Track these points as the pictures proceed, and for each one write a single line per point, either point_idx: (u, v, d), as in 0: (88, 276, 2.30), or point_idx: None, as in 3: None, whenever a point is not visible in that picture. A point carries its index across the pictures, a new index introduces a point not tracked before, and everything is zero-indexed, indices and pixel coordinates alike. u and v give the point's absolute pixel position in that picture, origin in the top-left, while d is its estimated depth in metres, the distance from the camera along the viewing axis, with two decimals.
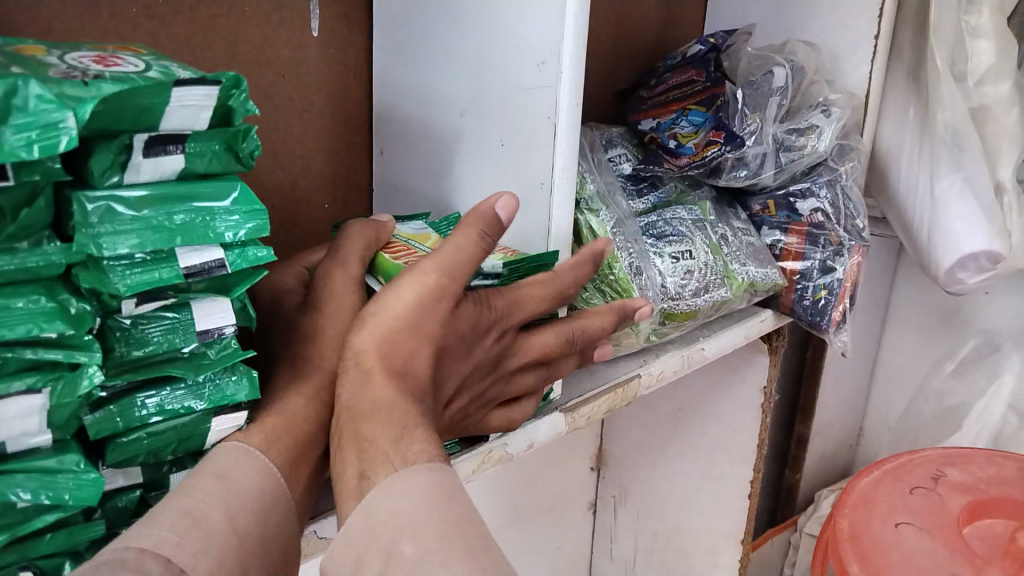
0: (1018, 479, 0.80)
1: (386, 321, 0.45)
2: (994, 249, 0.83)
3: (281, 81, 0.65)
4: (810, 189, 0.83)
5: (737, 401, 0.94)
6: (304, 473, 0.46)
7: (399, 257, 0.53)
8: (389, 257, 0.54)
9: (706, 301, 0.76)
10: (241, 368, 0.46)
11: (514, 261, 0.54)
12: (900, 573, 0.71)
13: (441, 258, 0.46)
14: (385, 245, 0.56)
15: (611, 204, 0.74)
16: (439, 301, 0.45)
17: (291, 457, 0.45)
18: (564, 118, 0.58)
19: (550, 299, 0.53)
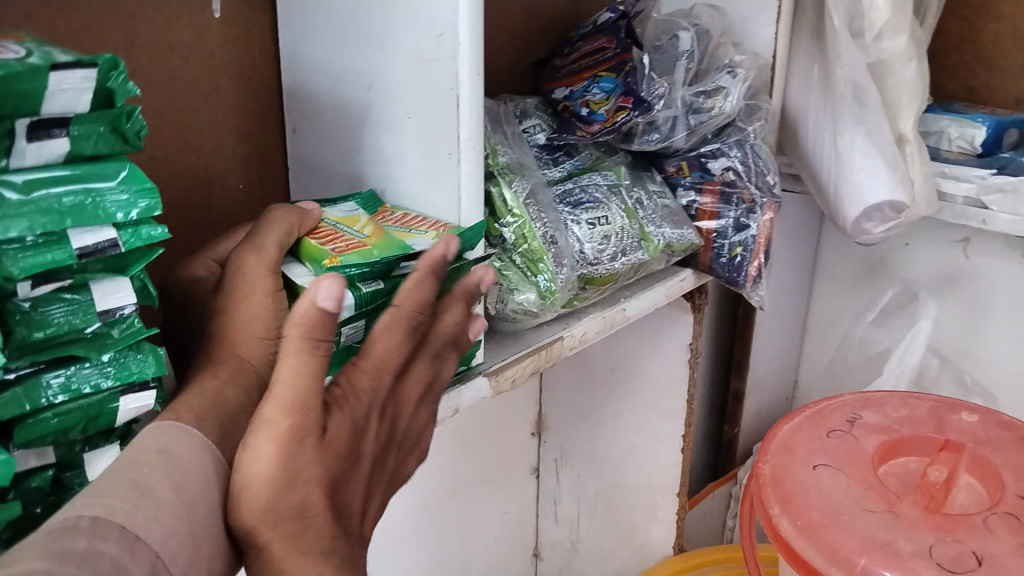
0: (929, 417, 0.84)
1: (260, 494, 0.44)
2: (897, 198, 0.86)
3: (184, 64, 0.66)
4: (720, 150, 0.86)
5: (665, 359, 0.97)
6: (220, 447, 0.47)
7: (325, 245, 0.56)
8: (315, 244, 0.56)
9: (624, 264, 0.78)
10: (146, 346, 0.47)
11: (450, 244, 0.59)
12: (818, 511, 0.74)
13: (281, 399, 0.44)
14: (311, 231, 0.58)
15: (524, 173, 0.72)
16: (302, 439, 0.45)
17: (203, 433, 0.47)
18: (465, 88, 0.59)
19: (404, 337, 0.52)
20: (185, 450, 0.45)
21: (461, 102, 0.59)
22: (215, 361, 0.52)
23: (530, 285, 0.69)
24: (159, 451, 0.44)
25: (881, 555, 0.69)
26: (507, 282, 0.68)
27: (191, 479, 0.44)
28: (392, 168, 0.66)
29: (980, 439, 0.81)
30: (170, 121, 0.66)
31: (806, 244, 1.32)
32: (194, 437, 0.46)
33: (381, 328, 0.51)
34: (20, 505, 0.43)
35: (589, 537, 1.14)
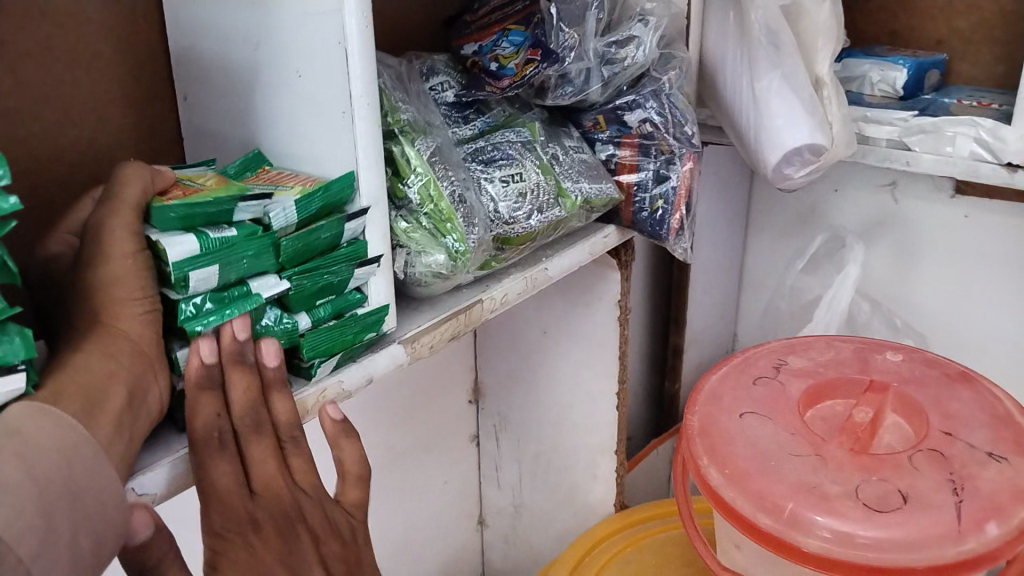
0: (854, 359, 0.84)
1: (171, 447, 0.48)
2: (816, 142, 0.85)
3: (59, 31, 0.62)
4: (636, 101, 0.84)
5: (595, 318, 0.96)
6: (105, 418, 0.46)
7: (167, 194, 0.54)
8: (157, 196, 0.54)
9: (541, 222, 0.76)
10: (11, 327, 0.44)
11: (312, 193, 0.57)
12: (745, 460, 0.74)
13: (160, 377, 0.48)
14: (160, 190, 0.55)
15: (429, 131, 0.69)
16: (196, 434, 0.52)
17: (83, 409, 0.45)
18: (354, 41, 0.56)
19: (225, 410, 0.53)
20: (49, 424, 0.43)
21: (353, 60, 0.57)
22: (94, 337, 0.49)
23: (439, 247, 0.66)
24: (10, 434, 0.41)
25: (809, 498, 0.70)
26: (415, 245, 0.66)
27: (48, 457, 0.42)
28: (288, 129, 0.63)
29: (904, 378, 0.81)
30: (47, 94, 0.62)
31: (737, 196, 1.32)
32: (56, 414, 0.44)
33: (196, 459, 0.52)
34: None
35: (532, 501, 1.13)
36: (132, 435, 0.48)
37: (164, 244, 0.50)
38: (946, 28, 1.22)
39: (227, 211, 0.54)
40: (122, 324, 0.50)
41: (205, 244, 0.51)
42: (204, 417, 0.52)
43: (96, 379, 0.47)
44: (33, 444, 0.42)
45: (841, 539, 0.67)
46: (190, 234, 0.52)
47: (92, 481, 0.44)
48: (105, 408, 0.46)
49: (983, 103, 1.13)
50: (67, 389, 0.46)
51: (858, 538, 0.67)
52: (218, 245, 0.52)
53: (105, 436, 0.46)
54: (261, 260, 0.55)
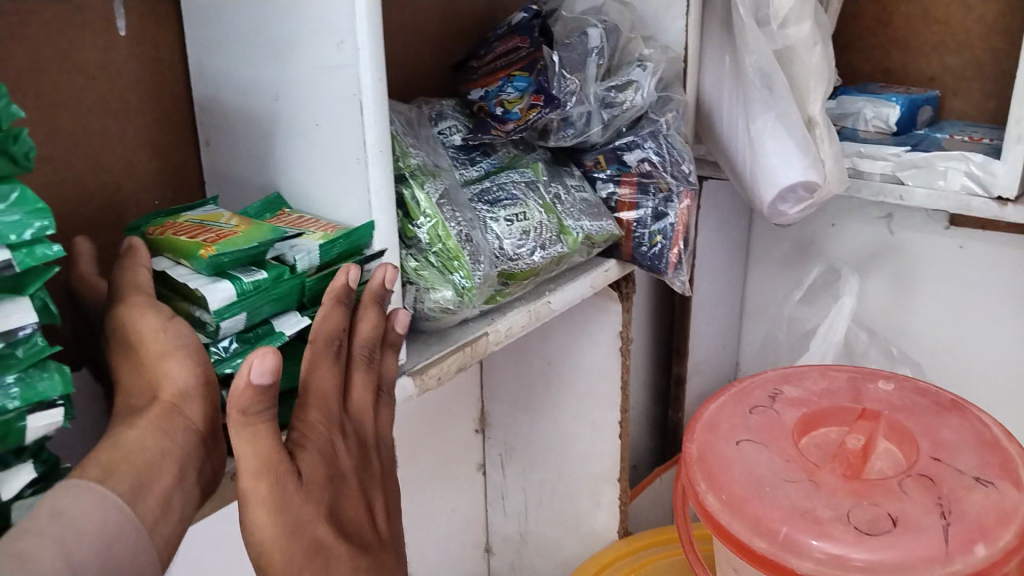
0: (847, 388, 0.87)
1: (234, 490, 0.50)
2: (810, 180, 0.89)
3: (92, 83, 0.66)
4: (635, 142, 0.88)
5: (598, 350, 0.99)
6: (153, 498, 0.47)
7: (197, 237, 0.58)
8: (187, 239, 0.58)
9: (544, 258, 0.79)
10: (51, 365, 0.47)
11: (333, 238, 0.61)
12: (741, 485, 0.77)
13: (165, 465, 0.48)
14: (182, 232, 0.60)
15: (437, 175, 0.73)
16: (324, 350, 0.58)
17: (133, 486, 0.46)
18: (368, 94, 0.60)
19: (335, 332, 0.59)
20: (91, 505, 0.43)
21: (366, 109, 0.61)
22: (151, 412, 0.51)
23: (447, 284, 0.70)
24: (52, 514, 0.42)
25: (802, 522, 0.73)
26: (423, 282, 0.70)
27: (90, 540, 0.42)
28: (305, 173, 0.67)
29: (896, 407, 0.84)
30: (80, 141, 0.66)
31: (737, 230, 1.35)
32: (101, 494, 0.44)
33: (314, 355, 0.57)
34: None
35: (537, 528, 1.16)
36: (181, 514, 0.49)
37: (204, 291, 0.54)
38: (938, 66, 1.26)
39: (257, 256, 0.58)
40: (178, 403, 0.52)
41: (240, 288, 0.56)
42: (327, 327, 0.58)
43: (149, 457, 0.48)
44: (75, 525, 0.42)
45: (835, 562, 0.70)
46: (224, 280, 0.56)
47: (132, 566, 0.44)
48: (152, 488, 0.47)
49: (975, 137, 1.17)
50: (119, 466, 0.46)
51: (853, 561, 0.70)
52: (251, 290, 0.56)
53: (152, 515, 0.46)
54: (284, 301, 0.59)
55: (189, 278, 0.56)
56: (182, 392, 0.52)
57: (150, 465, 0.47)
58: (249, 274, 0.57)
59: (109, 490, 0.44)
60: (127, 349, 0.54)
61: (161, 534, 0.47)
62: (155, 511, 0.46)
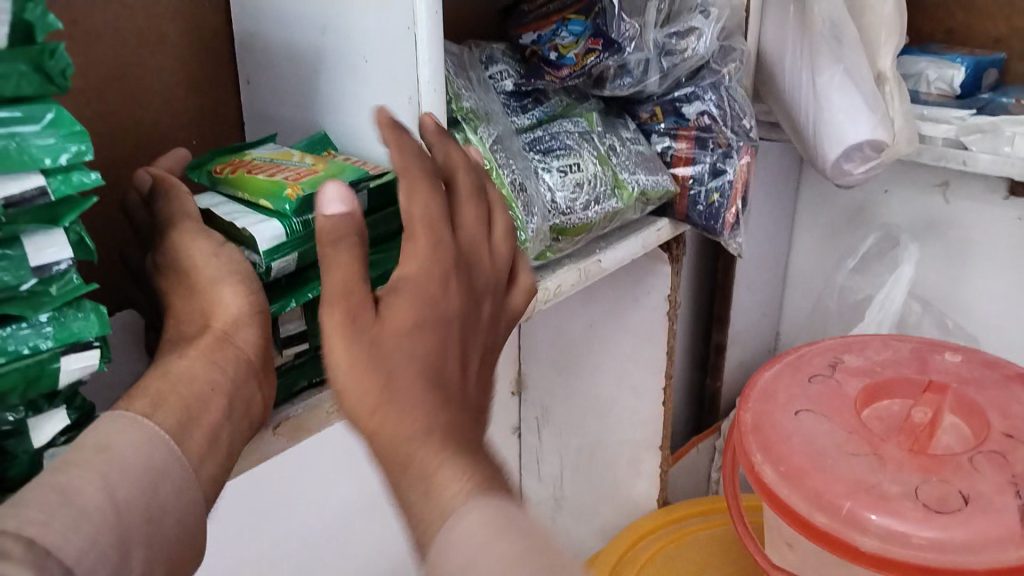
0: (911, 359, 0.83)
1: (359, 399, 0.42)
2: (876, 138, 0.84)
3: (128, 11, 0.62)
4: (694, 93, 0.83)
5: (644, 313, 0.95)
6: (202, 436, 0.45)
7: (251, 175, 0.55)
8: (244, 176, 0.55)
9: (597, 213, 0.74)
10: (87, 305, 0.44)
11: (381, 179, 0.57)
12: (800, 458, 0.73)
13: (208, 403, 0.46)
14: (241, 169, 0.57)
15: (491, 120, 0.69)
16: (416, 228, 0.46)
17: (180, 422, 0.44)
18: (422, 28, 0.56)
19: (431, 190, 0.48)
20: (132, 442, 0.41)
21: (421, 38, 0.56)
22: (203, 341, 0.48)
23: None
24: (99, 448, 0.40)
25: (865, 498, 0.68)
26: None
27: (134, 476, 0.40)
28: (353, 114, 0.63)
29: (964, 379, 0.79)
30: (115, 74, 0.62)
31: (784, 196, 1.30)
32: (146, 427, 0.42)
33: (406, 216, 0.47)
34: None
35: (573, 494, 1.13)
36: (230, 449, 0.47)
37: (252, 230, 0.51)
38: (1005, 26, 1.20)
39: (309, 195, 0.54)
40: (231, 331, 0.49)
41: (289, 229, 0.52)
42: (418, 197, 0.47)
43: (197, 392, 0.46)
44: (121, 461, 0.40)
45: (899, 541, 0.66)
46: (273, 218, 0.52)
47: (179, 506, 0.42)
48: (201, 426, 0.45)
49: None
50: (167, 399, 0.44)
51: (913, 538, 0.66)
52: (301, 229, 0.53)
53: (199, 452, 0.44)
54: None
55: (235, 215, 0.53)
56: (235, 322, 0.49)
57: (201, 401, 0.46)
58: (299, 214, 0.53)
59: (155, 428, 0.43)
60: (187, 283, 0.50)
61: (208, 470, 0.45)
62: (204, 446, 0.45)
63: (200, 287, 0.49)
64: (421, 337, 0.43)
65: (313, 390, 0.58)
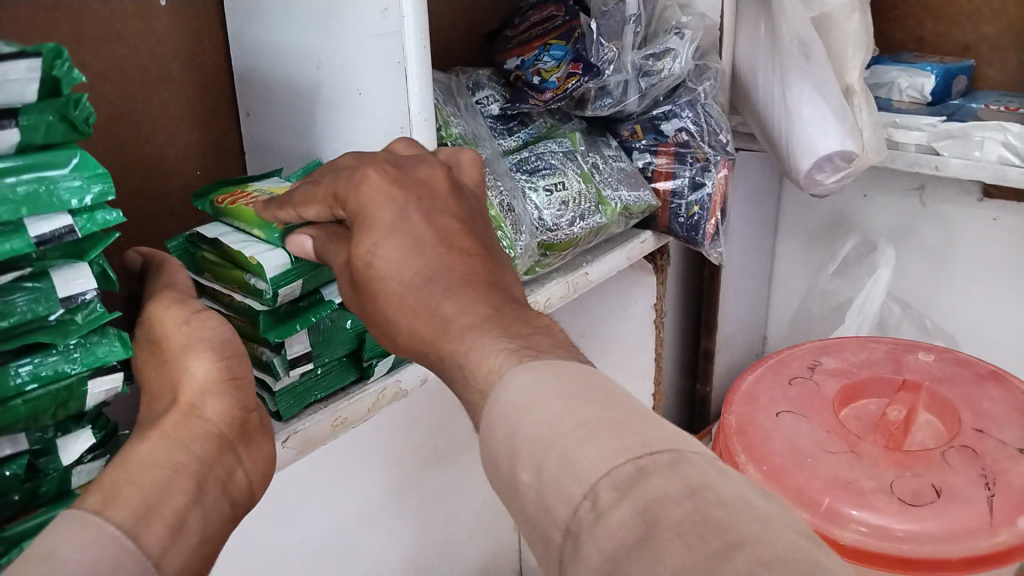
0: (886, 359, 0.87)
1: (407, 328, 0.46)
2: (846, 150, 0.88)
3: (134, 52, 0.66)
4: (672, 111, 0.87)
5: (632, 322, 0.99)
6: (166, 513, 0.42)
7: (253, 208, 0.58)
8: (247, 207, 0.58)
9: (582, 229, 0.78)
10: (111, 331, 0.47)
11: None
12: (783, 457, 0.76)
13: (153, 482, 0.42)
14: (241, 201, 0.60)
15: (479, 144, 0.73)
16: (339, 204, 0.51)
17: (137, 507, 0.41)
18: (412, 62, 0.60)
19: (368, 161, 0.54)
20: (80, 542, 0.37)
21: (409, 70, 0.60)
22: (167, 419, 0.46)
23: None
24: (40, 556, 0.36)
25: (845, 493, 0.72)
26: None
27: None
28: (348, 144, 0.66)
29: (936, 377, 0.84)
30: (122, 112, 0.66)
31: (767, 203, 1.34)
32: (95, 522, 0.38)
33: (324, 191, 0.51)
34: None
35: None
36: (201, 533, 0.44)
37: (261, 259, 0.54)
38: (973, 34, 1.24)
39: None
40: (197, 404, 0.47)
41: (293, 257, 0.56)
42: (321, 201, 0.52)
43: (155, 475, 0.43)
44: (68, 563, 0.36)
45: (877, 533, 0.70)
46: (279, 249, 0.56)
47: None
48: (163, 507, 0.42)
49: (1011, 107, 1.15)
50: (123, 489, 0.41)
51: (893, 531, 0.70)
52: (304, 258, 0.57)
53: (161, 542, 0.40)
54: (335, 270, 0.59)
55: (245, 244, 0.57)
56: (202, 391, 0.47)
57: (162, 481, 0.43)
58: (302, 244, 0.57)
59: (105, 521, 0.39)
60: (164, 357, 0.49)
61: (177, 556, 0.41)
62: (166, 533, 0.41)
63: (168, 360, 0.48)
64: (431, 279, 0.46)
65: (320, 404, 0.61)
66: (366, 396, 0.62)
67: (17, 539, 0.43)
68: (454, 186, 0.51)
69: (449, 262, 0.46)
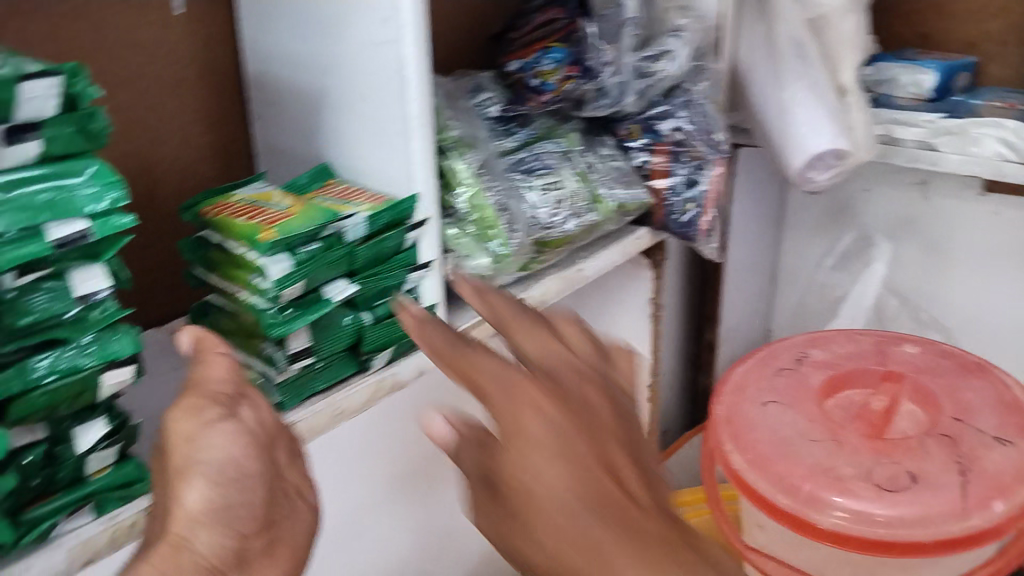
0: (872, 352, 0.90)
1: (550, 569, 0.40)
2: (838, 146, 0.90)
3: (150, 60, 0.70)
4: (668, 111, 0.90)
5: (630, 314, 1.02)
6: None
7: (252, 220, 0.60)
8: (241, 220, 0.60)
9: (577, 227, 0.81)
10: (122, 327, 0.52)
11: (379, 211, 0.64)
12: (766, 445, 0.80)
13: None
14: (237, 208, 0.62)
15: (477, 146, 0.76)
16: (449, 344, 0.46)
17: None
18: (411, 70, 0.63)
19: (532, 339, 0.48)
20: None
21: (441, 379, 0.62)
22: (161, 549, 0.45)
23: (484, 251, 0.74)
24: None
25: (825, 481, 0.75)
26: (462, 250, 0.74)
27: None
28: (351, 146, 0.70)
29: (920, 368, 0.86)
30: (139, 117, 0.70)
31: (771, 199, 1.36)
32: None
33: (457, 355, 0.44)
34: (18, 477, 0.47)
35: None
36: None
37: (267, 262, 0.58)
38: (976, 32, 1.26)
39: (316, 229, 0.60)
40: (188, 535, 0.45)
41: (296, 260, 0.59)
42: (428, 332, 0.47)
43: None
44: None
45: (856, 518, 0.73)
46: (284, 253, 0.59)
47: None
48: None
49: (1011, 104, 1.17)
50: None
51: (875, 516, 0.72)
52: (307, 259, 0.60)
53: None
54: (335, 269, 0.63)
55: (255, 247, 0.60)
56: (193, 520, 0.46)
57: None
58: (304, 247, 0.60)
59: None
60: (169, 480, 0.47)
61: None
62: None
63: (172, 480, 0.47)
64: (582, 507, 0.39)
65: (322, 394, 0.65)
66: (364, 386, 0.66)
67: (35, 520, 0.48)
68: (593, 354, 0.49)
69: (605, 489, 0.40)
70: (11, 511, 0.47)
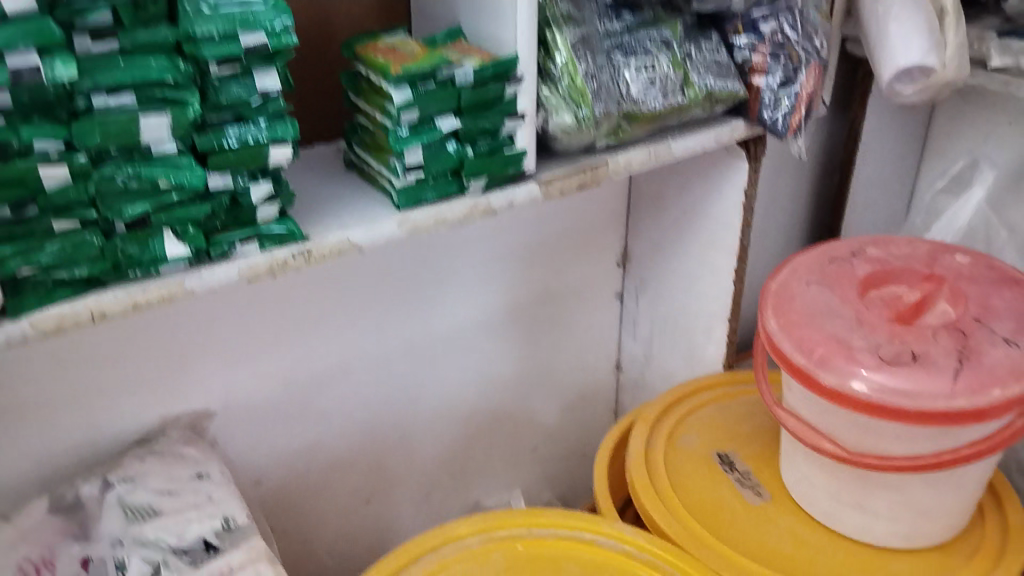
0: (926, 255, 0.98)
1: None
2: (927, 62, 0.99)
3: None
4: (771, 14, 1.00)
5: (724, 201, 1.15)
6: None
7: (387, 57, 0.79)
8: (380, 57, 0.80)
9: (666, 104, 0.96)
10: (287, 118, 0.73)
11: (487, 64, 0.81)
12: (796, 313, 0.92)
13: None
14: (380, 48, 0.82)
15: (579, 24, 0.91)
16: None
17: None
18: None
19: None
20: None
21: None
22: None
23: (569, 111, 0.89)
24: None
25: (835, 347, 0.87)
26: (551, 107, 0.89)
27: None
28: (478, 15, 0.88)
29: (963, 274, 0.95)
30: None
31: (905, 122, 1.41)
32: None
33: None
34: (211, 208, 0.70)
35: (661, 354, 1.35)
36: None
37: (392, 91, 0.78)
38: None
39: (432, 71, 0.79)
40: None
41: (415, 92, 0.79)
42: None
43: None
44: None
45: (871, 388, 0.83)
46: (406, 86, 0.78)
47: None
48: None
49: None
50: None
51: (879, 381, 0.83)
52: (424, 93, 0.79)
53: None
54: (446, 105, 0.81)
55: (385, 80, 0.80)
56: None
57: None
58: (423, 84, 0.79)
59: None
60: None
61: None
62: None
63: None
64: None
65: (430, 204, 0.84)
66: (463, 206, 0.85)
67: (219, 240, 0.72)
68: None
69: None
70: (205, 231, 0.72)
